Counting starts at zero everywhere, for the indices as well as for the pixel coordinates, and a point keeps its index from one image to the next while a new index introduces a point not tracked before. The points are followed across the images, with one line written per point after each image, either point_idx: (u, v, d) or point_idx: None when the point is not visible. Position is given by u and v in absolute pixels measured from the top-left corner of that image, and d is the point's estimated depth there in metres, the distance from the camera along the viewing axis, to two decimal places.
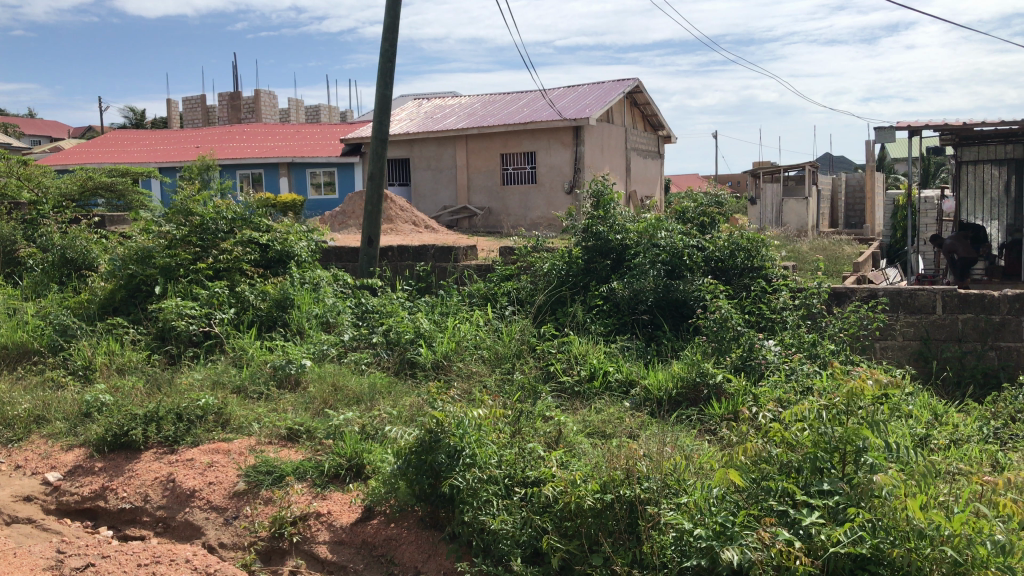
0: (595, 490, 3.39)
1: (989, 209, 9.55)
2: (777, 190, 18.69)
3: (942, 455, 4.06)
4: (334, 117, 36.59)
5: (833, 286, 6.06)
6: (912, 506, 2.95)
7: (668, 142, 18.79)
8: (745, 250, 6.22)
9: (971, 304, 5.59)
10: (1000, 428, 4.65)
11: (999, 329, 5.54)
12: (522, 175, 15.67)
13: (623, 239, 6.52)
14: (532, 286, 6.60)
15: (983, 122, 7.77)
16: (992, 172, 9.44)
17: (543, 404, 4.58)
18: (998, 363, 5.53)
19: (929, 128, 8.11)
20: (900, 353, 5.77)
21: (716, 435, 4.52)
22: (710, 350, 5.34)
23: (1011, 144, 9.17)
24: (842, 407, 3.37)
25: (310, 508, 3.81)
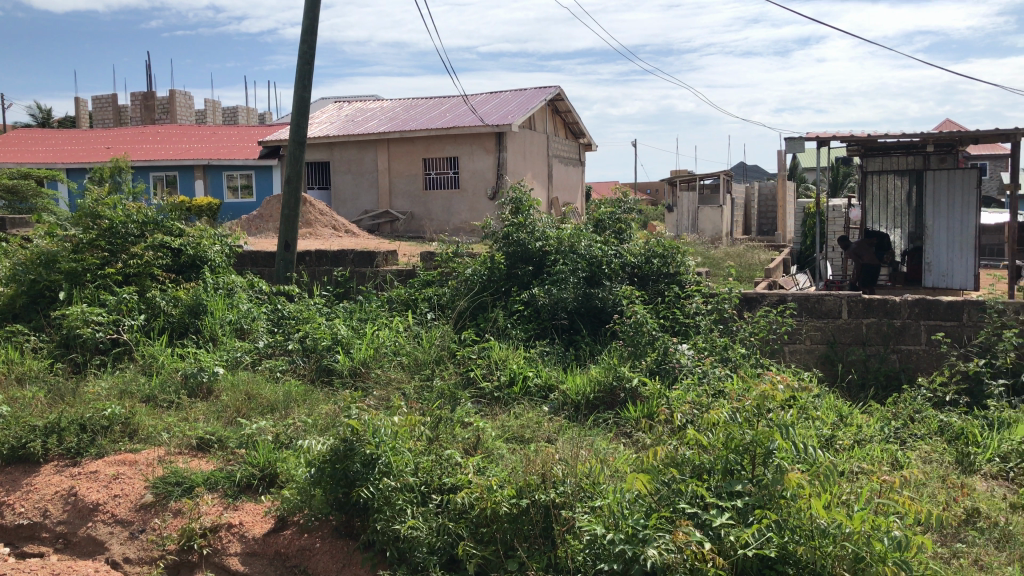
0: (511, 495, 3.42)
1: (891, 217, 9.96)
2: (693, 198, 19.11)
3: (845, 456, 4.22)
4: (253, 118, 35.90)
5: (743, 292, 6.23)
6: (817, 506, 3.06)
7: (588, 150, 19.05)
8: (660, 257, 6.38)
9: (874, 309, 5.82)
10: (900, 428, 4.85)
11: (899, 333, 5.78)
12: (444, 180, 15.64)
13: (543, 245, 6.58)
14: (453, 292, 6.57)
15: (885, 134, 8.10)
16: (895, 182, 9.83)
17: (462, 410, 4.58)
18: (899, 366, 5.77)
19: (836, 139, 8.42)
20: (807, 356, 5.96)
21: (631, 438, 4.61)
22: (627, 354, 5.44)
23: (911, 156, 9.62)
24: (753, 410, 3.43)
25: (220, 519, 3.73)
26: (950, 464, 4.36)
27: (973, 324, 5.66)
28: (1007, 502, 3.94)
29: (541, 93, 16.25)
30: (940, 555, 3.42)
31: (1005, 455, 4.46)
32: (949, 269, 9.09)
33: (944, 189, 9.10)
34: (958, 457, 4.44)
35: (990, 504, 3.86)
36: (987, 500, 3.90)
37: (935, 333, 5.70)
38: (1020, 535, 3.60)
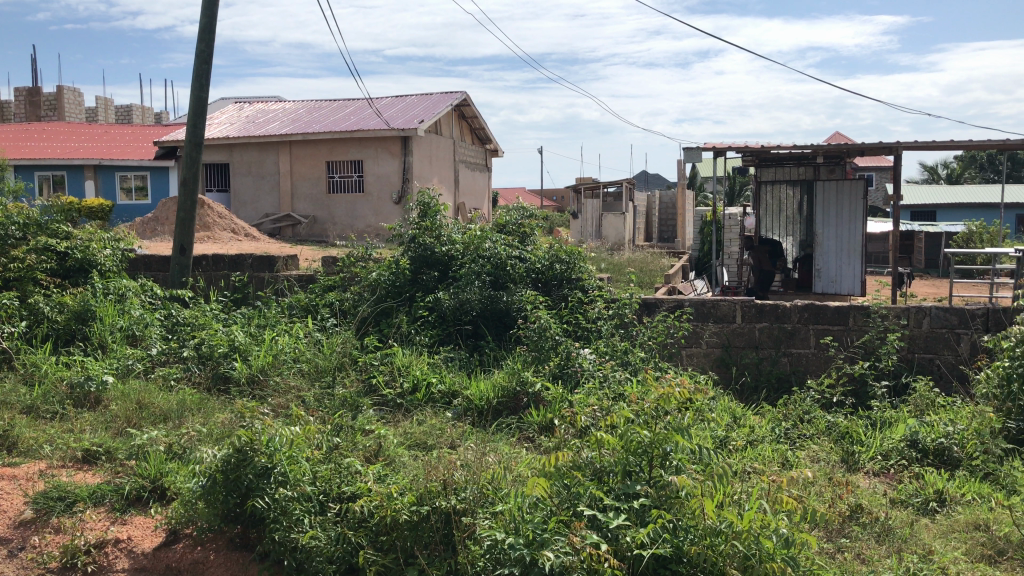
0: (411, 502, 3.40)
1: (784, 226, 10.30)
2: (597, 205, 19.43)
3: (738, 456, 4.37)
4: (147, 117, 34.65)
5: (643, 297, 6.35)
6: (710, 506, 3.14)
7: (495, 156, 19.13)
8: (564, 262, 6.45)
9: (766, 313, 6.02)
10: (790, 428, 5.04)
11: (790, 337, 6.00)
12: (349, 183, 15.45)
13: (449, 250, 6.57)
14: (356, 298, 6.48)
15: (778, 145, 8.41)
16: (787, 192, 10.19)
17: (363, 418, 4.52)
18: (789, 368, 6.00)
19: (731, 150, 8.70)
20: (703, 360, 6.14)
21: (534, 442, 4.64)
22: (530, 359, 5.47)
23: (802, 166, 10.00)
24: (650, 413, 3.49)
25: (107, 535, 3.57)
26: (836, 463, 4.57)
27: (858, 328, 5.92)
28: (888, 498, 4.13)
29: (446, 98, 16.24)
30: (826, 550, 3.57)
31: (886, 453, 4.68)
32: (838, 274, 9.52)
33: (832, 199, 9.49)
34: (843, 456, 4.65)
35: (871, 500, 4.05)
36: (869, 496, 4.10)
37: (823, 336, 5.94)
38: (899, 528, 3.79)
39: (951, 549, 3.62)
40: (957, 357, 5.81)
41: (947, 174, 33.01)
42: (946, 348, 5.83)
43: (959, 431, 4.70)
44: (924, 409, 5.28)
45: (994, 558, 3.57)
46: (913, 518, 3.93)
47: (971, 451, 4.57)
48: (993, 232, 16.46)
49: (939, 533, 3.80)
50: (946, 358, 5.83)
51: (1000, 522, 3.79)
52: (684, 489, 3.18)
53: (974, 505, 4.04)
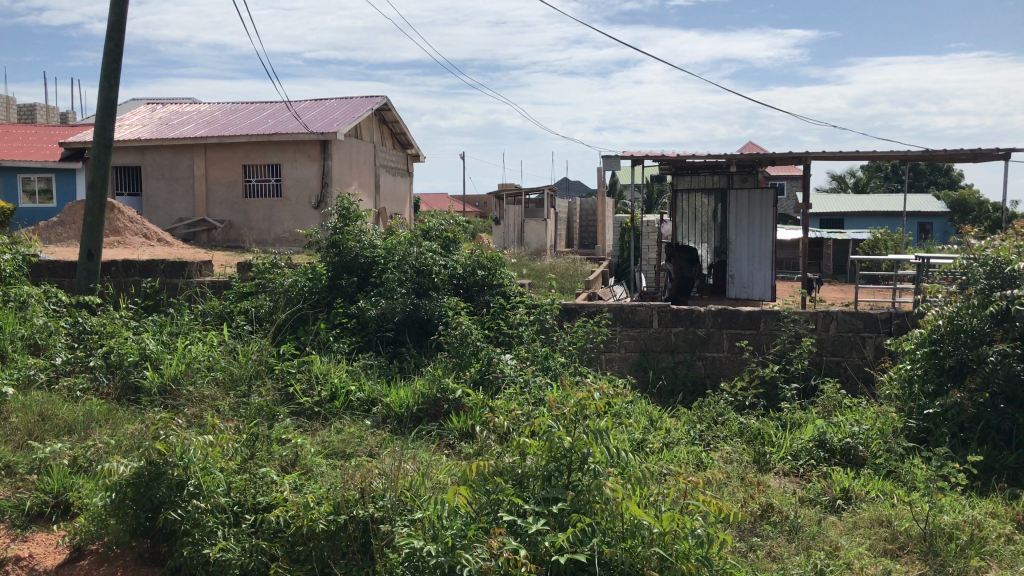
0: (328, 512, 3.35)
1: (699, 233, 10.60)
2: (519, 211, 19.52)
3: (655, 458, 4.47)
4: (51, 117, 33.29)
5: (563, 302, 6.43)
6: (629, 508, 3.19)
7: (416, 161, 19.03)
8: (486, 268, 6.47)
9: (681, 318, 6.16)
10: (704, 430, 5.17)
11: (704, 341, 6.14)
12: (266, 188, 15.17)
13: (369, 255, 6.51)
14: (272, 304, 6.35)
15: (693, 154, 8.61)
16: (702, 200, 10.48)
17: (279, 427, 4.43)
18: (704, 371, 6.13)
19: (649, 158, 8.87)
20: (622, 364, 6.24)
21: (454, 449, 4.64)
22: (451, 365, 5.47)
23: (717, 175, 10.31)
24: (570, 417, 3.49)
25: (6, 553, 3.42)
26: (748, 463, 4.70)
27: (769, 332, 6.11)
28: (797, 497, 4.27)
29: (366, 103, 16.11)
30: (739, 549, 3.66)
31: (796, 453, 4.83)
32: (750, 280, 9.74)
33: (745, 208, 9.77)
34: (755, 456, 4.79)
35: (781, 499, 4.17)
36: (779, 495, 4.23)
37: (736, 340, 6.10)
38: (807, 526, 3.92)
39: (857, 544, 3.76)
40: (862, 359, 6.04)
41: (853, 183, 34.31)
42: (852, 351, 6.05)
43: (864, 431, 4.88)
44: (832, 410, 5.47)
45: (895, 553, 3.72)
46: (821, 517, 4.06)
47: (875, 450, 4.75)
48: (896, 240, 17.20)
49: (845, 530, 3.94)
50: (852, 360, 6.06)
51: (901, 517, 3.96)
52: (604, 493, 3.22)
53: (878, 502, 4.20)
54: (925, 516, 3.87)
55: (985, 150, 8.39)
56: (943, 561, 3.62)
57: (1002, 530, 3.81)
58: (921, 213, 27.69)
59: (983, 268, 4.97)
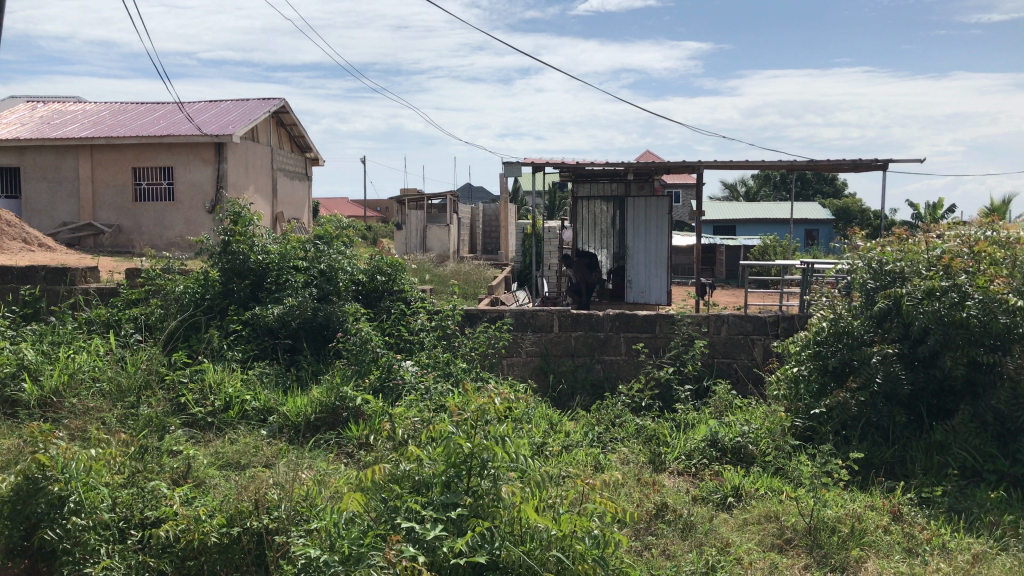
0: (220, 524, 3.29)
1: (599, 239, 10.76)
2: (421, 216, 19.44)
3: (554, 462, 4.56)
4: None
5: (465, 307, 6.43)
6: (526, 513, 3.24)
7: (315, 164, 18.72)
8: (385, 274, 6.39)
9: (581, 322, 6.26)
10: (602, 432, 5.27)
11: (603, 344, 6.26)
12: (157, 191, 14.65)
13: (264, 260, 6.32)
14: (162, 311, 6.14)
15: (592, 162, 8.77)
16: (602, 207, 10.66)
17: (170, 439, 4.29)
18: (603, 374, 6.24)
19: (550, 165, 8.98)
20: (523, 368, 6.30)
21: (353, 457, 4.58)
22: (350, 372, 5.40)
23: (615, 182, 10.48)
24: (470, 421, 3.54)
25: None
26: (644, 464, 4.81)
27: (664, 335, 6.26)
28: (690, 495, 4.40)
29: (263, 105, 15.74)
30: (634, 549, 3.75)
31: (689, 453, 4.97)
32: (647, 285, 10.03)
33: (642, 214, 10.10)
34: (651, 457, 4.91)
35: (675, 498, 4.29)
36: (673, 495, 4.35)
37: (633, 343, 6.24)
38: (699, 523, 4.04)
39: (746, 541, 3.89)
40: (751, 360, 6.27)
41: (745, 191, 35.51)
42: (742, 353, 6.28)
43: (753, 430, 5.07)
44: (723, 410, 5.66)
45: (783, 547, 3.88)
46: (712, 514, 4.19)
47: (764, 448, 4.94)
48: (784, 246, 17.94)
49: (736, 526, 4.07)
50: (742, 362, 6.28)
51: (788, 512, 4.12)
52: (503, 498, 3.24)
53: (767, 499, 4.37)
54: (810, 511, 4.03)
55: (866, 160, 8.83)
56: (825, 553, 3.79)
57: (880, 522, 4.01)
58: (808, 220, 28.90)
59: (868, 270, 5.23)
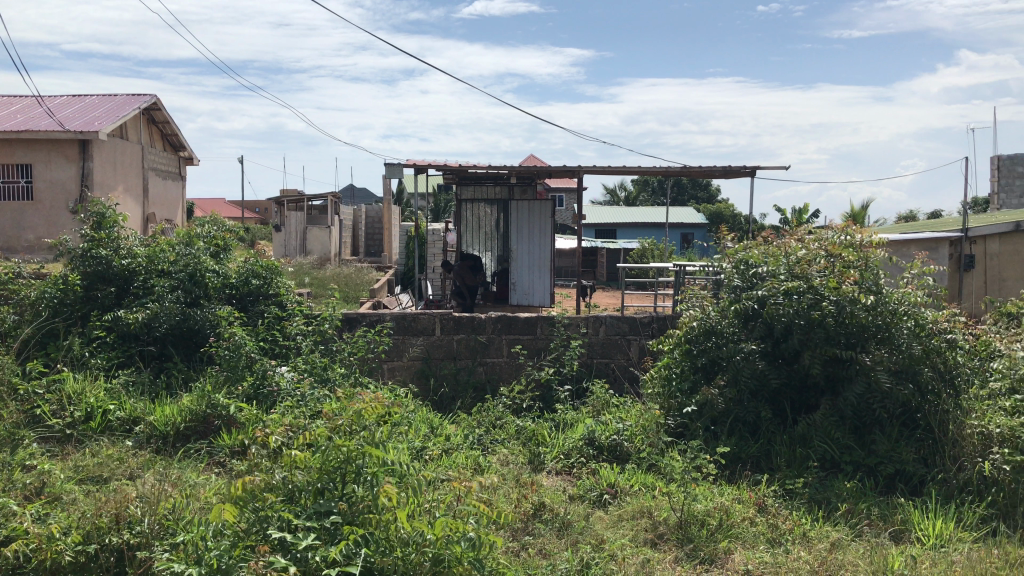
0: (76, 541, 3.14)
1: (482, 241, 10.77)
2: (301, 218, 19.03)
3: (433, 466, 4.56)
4: None
5: (344, 311, 6.34)
6: (402, 517, 3.19)
7: (190, 163, 18.04)
8: (260, 277, 6.20)
9: (463, 325, 6.26)
10: (483, 434, 5.29)
11: (484, 347, 6.29)
12: (14, 190, 13.76)
13: (130, 263, 6.04)
14: (17, 318, 5.79)
15: (475, 165, 8.80)
16: (486, 210, 10.70)
17: (23, 453, 4.05)
18: (484, 377, 6.27)
19: (432, 167, 8.95)
20: (404, 372, 6.25)
21: (224, 467, 4.44)
22: (223, 380, 5.22)
23: (499, 186, 10.55)
24: (348, 427, 3.48)
25: None
26: (523, 464, 4.86)
27: (545, 337, 6.35)
28: (567, 494, 4.47)
29: (133, 101, 15.06)
30: (511, 549, 3.78)
31: (567, 452, 5.07)
32: (530, 287, 10.13)
33: (525, 217, 10.19)
34: (530, 458, 4.95)
35: (552, 497, 4.35)
36: (551, 494, 4.40)
37: (514, 345, 6.29)
38: (575, 521, 4.11)
39: (620, 537, 3.98)
40: (627, 360, 6.44)
41: (625, 196, 36.39)
42: (619, 353, 6.43)
43: (628, 428, 5.20)
44: (600, 409, 5.79)
45: (654, 542, 3.99)
46: (588, 512, 4.26)
47: (638, 445, 5.07)
48: (662, 249, 18.47)
49: (610, 523, 4.16)
50: (619, 362, 6.44)
51: (661, 508, 4.24)
52: (380, 502, 3.20)
53: (640, 495, 4.48)
54: (681, 506, 4.17)
55: (735, 166, 9.22)
56: (694, 546, 3.92)
57: (746, 514, 4.16)
58: (684, 224, 29.86)
59: (736, 273, 5.47)
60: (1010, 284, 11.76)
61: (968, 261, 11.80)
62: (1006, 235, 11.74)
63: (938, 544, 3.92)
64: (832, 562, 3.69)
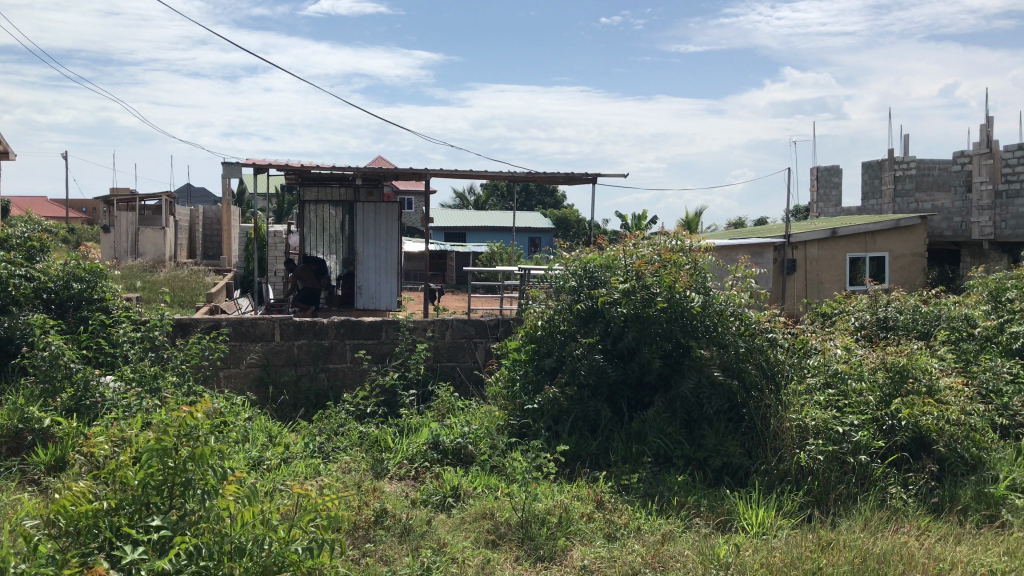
0: None
1: (327, 244, 10.53)
2: (132, 218, 17.99)
3: (271, 476, 4.43)
4: None
5: (176, 317, 6.04)
6: (246, 519, 3.13)
7: (5, 158, 16.69)
8: (83, 280, 5.76)
9: (304, 331, 6.11)
10: (324, 442, 5.17)
11: (327, 352, 6.15)
12: None
13: None
14: None
15: (318, 166, 8.60)
16: (330, 211, 10.49)
17: None
18: (327, 383, 6.13)
19: (273, 167, 8.67)
20: (242, 380, 6.03)
21: (39, 486, 4.13)
22: (38, 393, 4.85)
23: (344, 187, 10.33)
24: (174, 431, 3.20)
25: None
26: (365, 472, 4.77)
27: (389, 341, 6.30)
28: (410, 500, 4.44)
29: None
30: (351, 557, 3.71)
31: (411, 457, 5.04)
32: (376, 291, 10.00)
33: (371, 219, 10.03)
34: (372, 464, 4.88)
35: (394, 503, 4.31)
36: (393, 500, 4.36)
37: (357, 350, 6.20)
38: (417, 526, 4.07)
39: (461, 540, 3.99)
40: (473, 363, 6.47)
41: (474, 200, 36.65)
42: (464, 356, 6.46)
43: (472, 430, 5.23)
44: (445, 413, 5.79)
45: (495, 542, 4.02)
46: (430, 516, 4.25)
47: (481, 448, 5.09)
48: (508, 253, 18.72)
49: (453, 526, 4.17)
50: (464, 364, 6.46)
51: (502, 508, 4.29)
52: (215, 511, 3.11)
53: (482, 497, 4.51)
54: (523, 505, 4.23)
55: (578, 174, 9.47)
56: (535, 544, 3.97)
57: (584, 511, 4.28)
58: (530, 228, 30.42)
59: (578, 275, 5.60)
60: (826, 286, 12.85)
61: (791, 264, 12.54)
62: (825, 240, 12.76)
63: (761, 532, 4.16)
64: (663, 555, 3.84)
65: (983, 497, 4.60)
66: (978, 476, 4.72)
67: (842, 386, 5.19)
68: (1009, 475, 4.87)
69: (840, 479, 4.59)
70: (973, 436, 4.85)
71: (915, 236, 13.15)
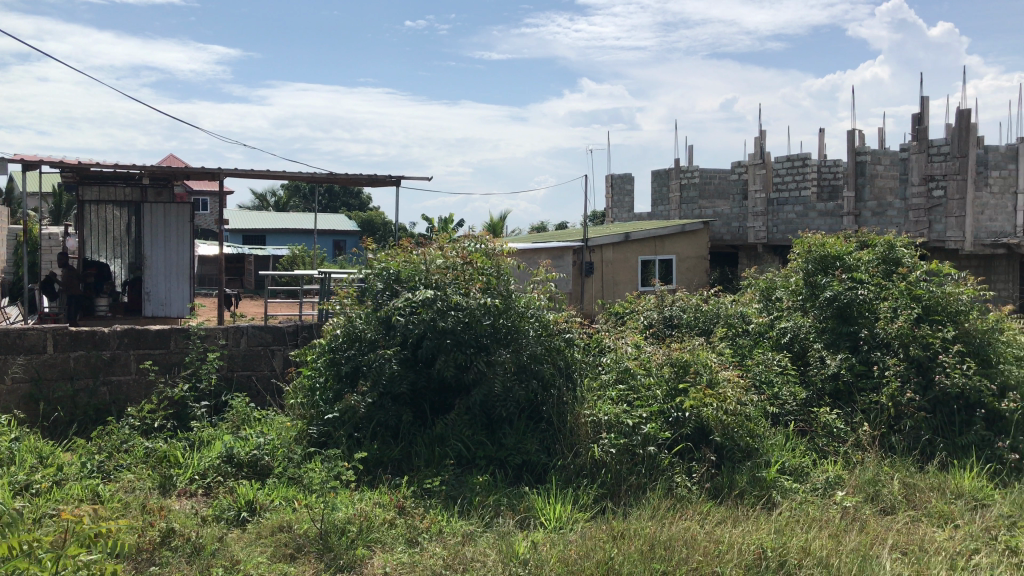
0: None
1: (110, 247, 9.75)
2: None
3: (40, 502, 4.06)
4: None
5: None
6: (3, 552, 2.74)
7: None
8: None
9: (82, 341, 5.66)
10: (104, 460, 4.80)
11: (108, 364, 5.73)
12: None
13: None
14: None
15: (99, 163, 7.99)
16: (113, 212, 9.68)
17: None
18: (109, 398, 5.71)
19: (45, 164, 7.96)
20: (8, 398, 5.45)
21: None
22: None
23: (130, 186, 9.58)
24: None
25: None
26: (151, 490, 4.50)
27: (179, 351, 5.95)
28: (200, 517, 4.21)
29: None
30: None
31: (203, 472, 4.78)
32: (167, 297, 9.44)
33: (160, 221, 9.42)
34: (160, 481, 4.61)
35: (183, 521, 4.08)
36: (181, 518, 4.12)
37: (142, 361, 5.81)
38: (208, 544, 3.88)
39: (255, 555, 3.83)
40: (270, 371, 6.26)
41: (275, 200, 35.42)
42: (262, 364, 6.23)
43: (268, 441, 5.04)
44: (239, 424, 5.55)
45: (292, 556, 3.89)
46: (221, 533, 4.05)
47: (278, 459, 4.93)
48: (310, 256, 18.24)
49: (247, 541, 4.01)
50: (261, 373, 6.23)
51: (300, 521, 4.16)
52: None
53: (279, 509, 4.36)
54: (321, 516, 4.12)
55: (380, 175, 9.37)
56: (334, 555, 3.86)
57: (386, 518, 4.23)
58: (334, 230, 29.78)
59: (379, 280, 5.58)
60: (620, 287, 13.53)
61: (588, 267, 13.06)
62: (618, 244, 13.41)
63: (557, 527, 4.29)
64: (464, 555, 3.87)
65: (756, 481, 4.96)
66: (752, 461, 5.10)
67: (632, 381, 5.44)
68: (779, 459, 5.29)
69: (630, 470, 4.82)
70: (747, 424, 5.23)
71: (699, 239, 14.10)
